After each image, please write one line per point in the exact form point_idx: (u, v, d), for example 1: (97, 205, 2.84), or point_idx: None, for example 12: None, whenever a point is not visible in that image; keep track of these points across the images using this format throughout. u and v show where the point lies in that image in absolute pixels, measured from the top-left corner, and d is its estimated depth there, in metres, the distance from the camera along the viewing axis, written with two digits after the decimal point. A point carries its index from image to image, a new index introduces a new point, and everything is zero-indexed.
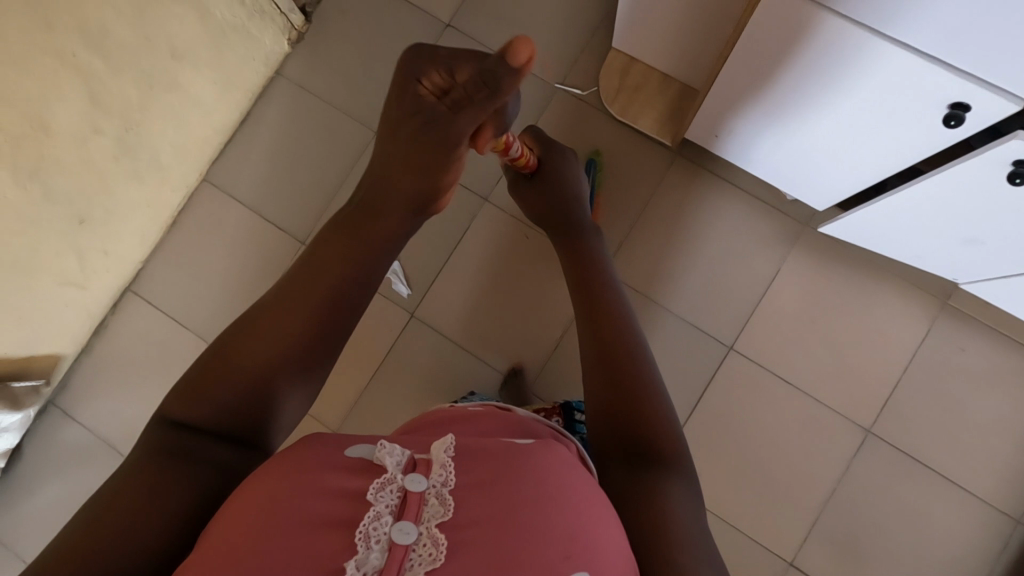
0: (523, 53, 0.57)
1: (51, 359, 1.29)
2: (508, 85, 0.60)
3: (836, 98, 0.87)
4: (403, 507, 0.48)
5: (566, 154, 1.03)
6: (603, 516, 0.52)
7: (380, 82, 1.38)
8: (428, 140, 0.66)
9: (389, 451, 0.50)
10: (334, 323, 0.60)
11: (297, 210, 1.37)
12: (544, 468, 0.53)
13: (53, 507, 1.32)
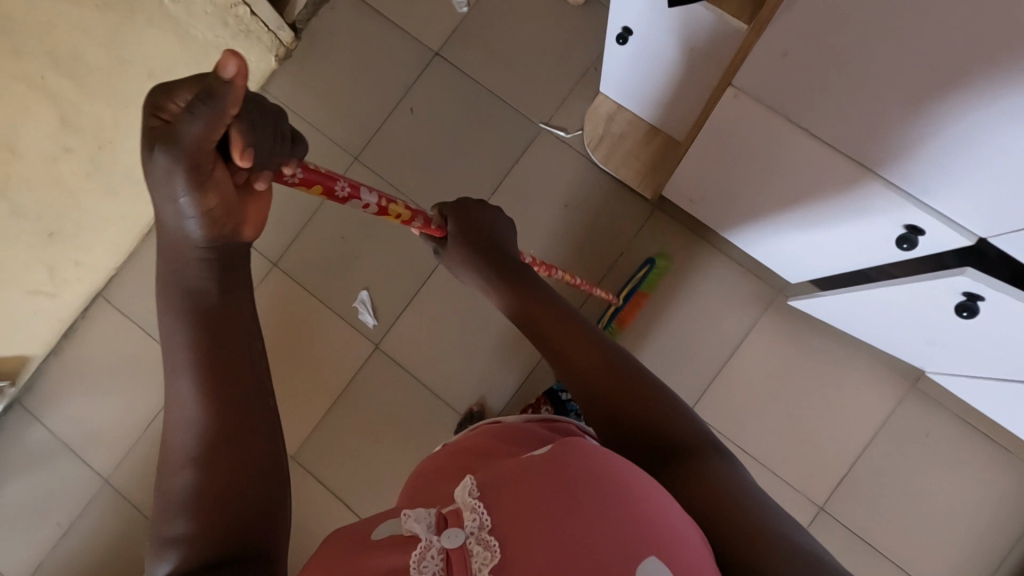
0: (234, 63, 0.39)
1: (18, 360, 1.31)
2: (227, 108, 0.41)
3: (811, 211, 0.89)
4: (455, 556, 0.46)
5: (474, 210, 0.85)
6: (647, 494, 0.48)
7: (364, 108, 1.37)
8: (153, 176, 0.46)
9: (417, 517, 0.48)
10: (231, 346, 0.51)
11: (272, 231, 1.37)
12: (578, 471, 0.48)
13: (13, 505, 1.34)
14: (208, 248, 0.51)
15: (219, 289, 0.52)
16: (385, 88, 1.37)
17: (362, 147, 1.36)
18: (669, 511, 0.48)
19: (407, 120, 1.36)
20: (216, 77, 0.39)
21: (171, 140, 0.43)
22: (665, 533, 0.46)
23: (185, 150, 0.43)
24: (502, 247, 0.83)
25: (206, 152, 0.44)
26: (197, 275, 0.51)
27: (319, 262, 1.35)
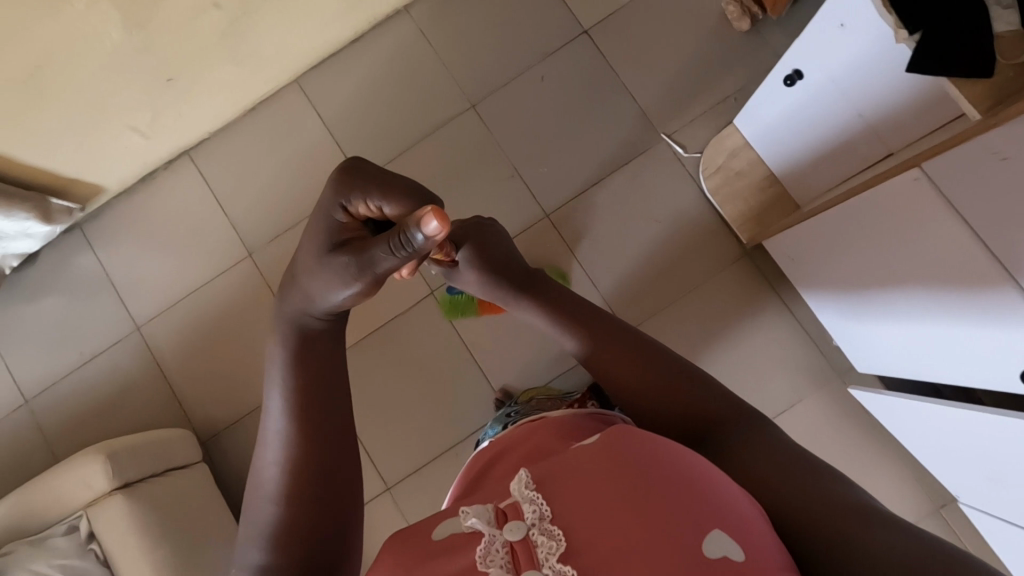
0: (438, 228, 0.58)
1: (94, 189, 1.32)
2: (421, 247, 0.61)
3: (921, 315, 0.88)
4: (526, 541, 0.50)
5: (486, 227, 0.93)
6: (694, 473, 0.53)
7: (497, 60, 1.36)
8: (340, 284, 0.66)
9: (473, 515, 0.52)
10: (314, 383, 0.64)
11: (370, 149, 1.36)
12: (627, 462, 0.53)
13: (45, 322, 1.37)
14: (334, 310, 0.68)
15: (313, 350, 0.67)
16: (524, 48, 1.35)
17: (482, 97, 1.35)
18: (720, 486, 0.52)
19: (535, 86, 1.34)
20: (416, 227, 0.59)
21: (365, 260, 0.64)
22: (727, 508, 0.50)
23: (373, 267, 0.64)
24: (515, 259, 0.91)
25: (397, 263, 0.64)
26: (302, 339, 0.67)
27: None
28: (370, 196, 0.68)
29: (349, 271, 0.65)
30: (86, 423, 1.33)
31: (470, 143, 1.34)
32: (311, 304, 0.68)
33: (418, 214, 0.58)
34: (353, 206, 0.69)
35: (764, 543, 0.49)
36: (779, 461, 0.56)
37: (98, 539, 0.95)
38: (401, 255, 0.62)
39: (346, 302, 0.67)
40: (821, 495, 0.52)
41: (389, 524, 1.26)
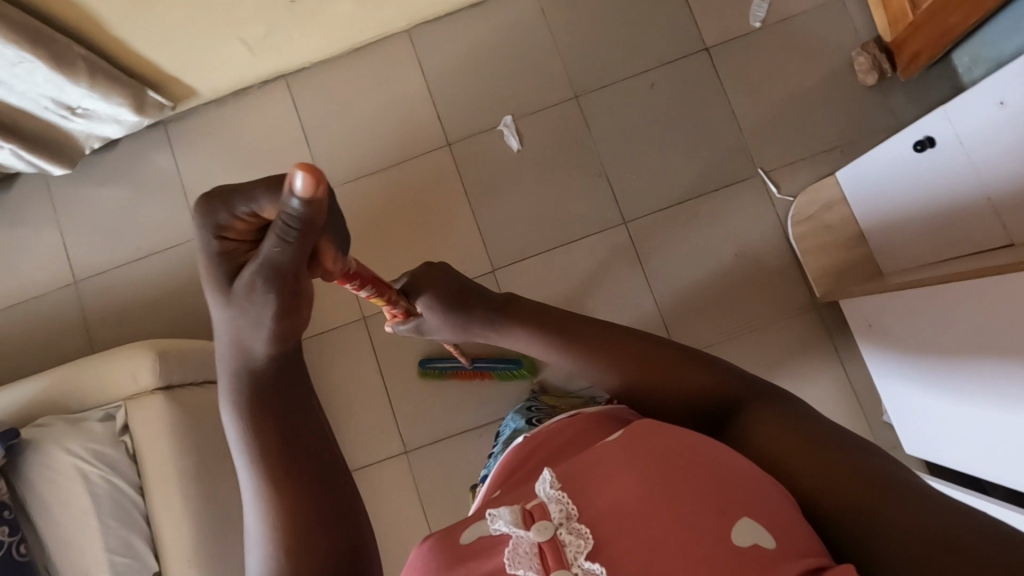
0: (308, 181, 0.46)
1: (188, 91, 1.32)
2: (317, 218, 0.50)
3: (995, 405, 0.86)
4: (554, 540, 0.47)
5: (437, 273, 0.92)
6: (719, 467, 0.50)
7: (612, 57, 1.33)
8: (265, 312, 0.55)
9: (496, 516, 0.49)
10: (280, 419, 0.56)
11: (465, 115, 1.35)
12: (651, 462, 0.50)
13: (112, 209, 1.38)
14: (266, 344, 0.57)
15: (268, 386, 0.57)
16: (641, 51, 1.33)
17: (588, 90, 1.33)
18: (747, 476, 0.50)
19: (643, 91, 1.32)
20: (296, 200, 0.47)
21: (268, 266, 0.53)
22: (757, 499, 0.47)
23: (282, 269, 0.53)
24: (473, 293, 0.87)
25: (299, 254, 0.53)
26: (249, 392, 0.57)
27: (490, 167, 1.33)
28: (228, 205, 0.52)
29: (263, 291, 0.54)
30: (131, 315, 1.35)
31: (566, 132, 1.32)
32: (240, 338, 0.56)
33: (290, 183, 0.47)
34: (217, 227, 0.53)
35: (794, 530, 0.46)
36: (795, 435, 0.53)
37: (131, 433, 0.94)
38: (299, 240, 0.51)
39: (278, 325, 0.56)
40: (840, 464, 0.49)
41: (399, 486, 1.27)
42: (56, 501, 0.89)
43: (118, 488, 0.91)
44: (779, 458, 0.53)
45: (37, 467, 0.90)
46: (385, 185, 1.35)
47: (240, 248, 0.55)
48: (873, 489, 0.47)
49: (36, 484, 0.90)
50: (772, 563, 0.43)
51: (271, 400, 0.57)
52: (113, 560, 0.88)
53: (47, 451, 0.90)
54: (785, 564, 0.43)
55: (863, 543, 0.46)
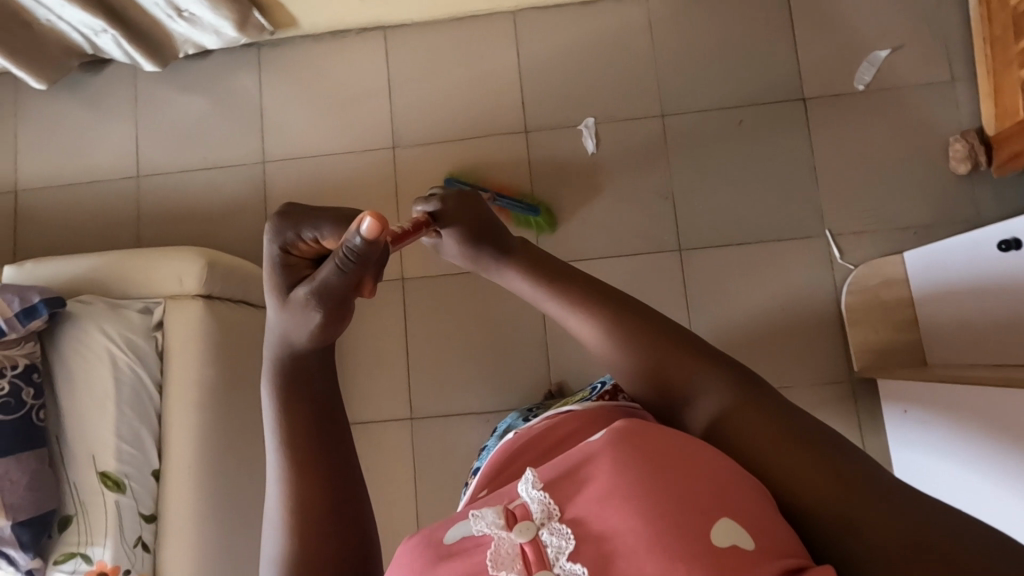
0: (375, 225, 0.55)
1: (290, 21, 1.34)
2: (373, 254, 0.57)
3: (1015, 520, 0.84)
4: (536, 542, 0.45)
5: (464, 199, 0.74)
6: (706, 467, 0.47)
7: (707, 84, 1.33)
8: (307, 325, 0.58)
9: (480, 515, 0.48)
10: (316, 417, 0.59)
11: (549, 107, 1.35)
12: (636, 457, 0.47)
13: (189, 115, 1.41)
14: (306, 350, 0.59)
15: (309, 381, 0.60)
16: (738, 86, 1.32)
17: (676, 111, 1.32)
18: (734, 476, 0.47)
19: (730, 126, 1.31)
20: (360, 235, 0.55)
21: (321, 286, 0.57)
22: (740, 498, 0.45)
23: (331, 292, 0.57)
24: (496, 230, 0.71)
25: (349, 282, 0.58)
26: (291, 385, 0.59)
27: (561, 163, 1.33)
28: (297, 231, 0.61)
29: (308, 308, 0.58)
30: (183, 221, 1.38)
31: (643, 147, 1.32)
32: (280, 341, 0.59)
33: (358, 222, 0.55)
34: (286, 246, 0.62)
35: (778, 532, 0.44)
36: (765, 427, 0.51)
37: (164, 331, 0.95)
38: (352, 275, 0.58)
39: (314, 335, 0.59)
40: (828, 466, 0.47)
41: (397, 450, 1.28)
42: (81, 378, 0.90)
43: (140, 381, 0.92)
44: (749, 447, 0.51)
45: (71, 341, 0.91)
46: (454, 156, 1.36)
47: (303, 266, 0.63)
48: (843, 486, 0.45)
49: (67, 357, 0.91)
50: (754, 562, 0.41)
51: (307, 393, 0.59)
52: (121, 448, 0.89)
53: (85, 328, 0.91)
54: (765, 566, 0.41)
55: (850, 549, 0.43)
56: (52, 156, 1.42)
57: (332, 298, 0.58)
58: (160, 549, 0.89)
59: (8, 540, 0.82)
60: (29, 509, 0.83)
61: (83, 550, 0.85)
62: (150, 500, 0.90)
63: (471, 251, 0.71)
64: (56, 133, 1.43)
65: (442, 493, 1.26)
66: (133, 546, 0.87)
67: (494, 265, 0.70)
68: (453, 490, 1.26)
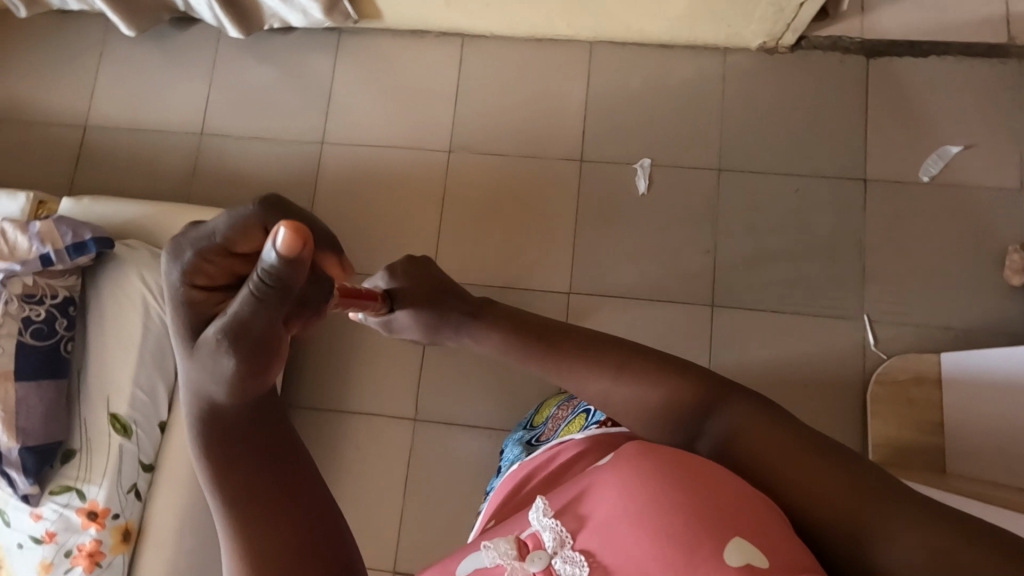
0: (294, 237, 0.39)
1: (376, 13, 1.38)
2: (298, 275, 0.40)
3: None
4: (550, 570, 0.48)
5: (416, 270, 0.84)
6: (713, 487, 0.46)
7: (769, 147, 1.32)
8: (224, 381, 0.41)
9: (491, 546, 0.51)
10: (266, 476, 0.42)
11: (609, 140, 1.36)
12: (644, 480, 0.47)
13: (261, 84, 1.45)
14: (229, 409, 0.42)
15: (247, 434, 0.42)
16: (800, 154, 1.31)
17: (734, 168, 1.32)
18: (745, 494, 0.47)
19: (785, 192, 1.30)
20: (280, 256, 0.39)
21: (235, 325, 0.40)
22: (754, 523, 0.45)
23: (249, 332, 0.40)
24: (447, 291, 0.79)
25: (271, 314, 0.41)
26: (222, 443, 0.41)
27: (610, 197, 1.34)
28: (191, 253, 0.43)
29: (217, 359, 0.40)
30: (235, 184, 1.41)
31: (694, 196, 1.32)
32: (197, 397, 0.42)
33: (273, 236, 0.39)
34: (184, 272, 0.43)
35: (791, 543, 0.44)
36: (780, 445, 0.50)
37: None
38: (278, 308, 0.41)
39: (235, 392, 0.41)
40: (836, 477, 0.47)
41: (394, 447, 1.28)
42: (112, 319, 0.92)
43: (166, 332, 0.93)
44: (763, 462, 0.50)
45: (110, 282, 0.93)
46: (507, 171, 1.37)
47: (213, 300, 0.44)
48: (860, 498, 0.46)
49: (103, 296, 0.93)
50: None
51: (249, 449, 0.42)
52: (135, 393, 0.90)
53: (126, 272, 0.94)
54: None
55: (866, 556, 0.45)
56: (126, 99, 1.48)
57: (252, 344, 0.40)
58: (150, 499, 0.91)
59: (13, 462, 0.83)
60: (38, 436, 0.85)
61: (78, 486, 0.86)
62: (152, 450, 0.91)
63: (435, 313, 0.77)
64: (134, 79, 1.48)
65: (430, 499, 1.25)
66: (126, 492, 0.88)
67: (460, 322, 0.74)
68: (441, 498, 1.25)
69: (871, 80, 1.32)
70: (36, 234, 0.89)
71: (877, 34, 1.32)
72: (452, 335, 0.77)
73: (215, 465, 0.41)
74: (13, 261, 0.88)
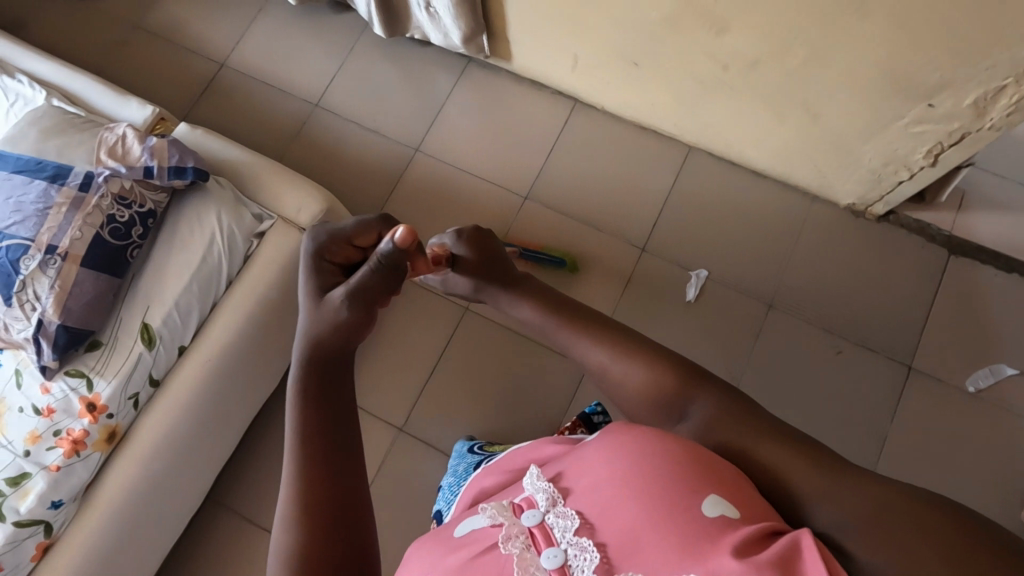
0: (407, 234, 0.69)
1: (507, 56, 1.48)
2: (402, 259, 0.69)
3: None
4: (542, 523, 0.60)
5: (475, 234, 0.95)
6: (684, 451, 0.57)
7: (826, 302, 1.33)
8: (338, 315, 0.61)
9: (488, 508, 0.63)
10: (330, 399, 0.57)
11: (676, 240, 1.39)
12: (627, 453, 0.58)
13: (384, 82, 1.57)
14: (332, 340, 0.60)
15: (332, 365, 0.59)
16: (854, 320, 1.31)
17: (785, 309, 1.33)
18: (716, 463, 0.57)
19: (826, 349, 1.30)
20: (395, 244, 0.68)
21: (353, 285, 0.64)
22: (713, 474, 0.55)
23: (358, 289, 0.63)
24: (499, 260, 0.94)
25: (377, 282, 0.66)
26: (318, 368, 0.59)
27: (658, 292, 1.36)
28: (331, 245, 0.70)
29: (337, 302, 0.62)
30: (328, 160, 1.52)
31: (737, 321, 1.33)
32: (313, 325, 0.61)
33: (397, 233, 0.69)
34: (319, 253, 0.70)
35: (751, 503, 0.54)
36: (749, 431, 0.61)
37: (261, 242, 1.05)
38: (387, 277, 0.67)
39: (341, 326, 0.61)
40: (797, 453, 0.58)
41: (371, 450, 1.30)
42: (178, 243, 1.00)
43: (218, 272, 1.01)
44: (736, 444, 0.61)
45: (192, 210, 1.01)
46: (571, 233, 1.42)
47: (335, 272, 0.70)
48: (809, 465, 0.57)
49: (180, 219, 1.01)
50: (736, 524, 0.51)
51: (331, 379, 0.58)
52: (172, 312, 0.97)
53: (207, 206, 1.02)
54: (747, 528, 0.51)
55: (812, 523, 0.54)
56: (266, 53, 1.62)
57: (362, 295, 0.63)
58: (144, 412, 0.97)
59: (47, 334, 0.89)
60: (79, 319, 0.91)
61: (90, 377, 0.92)
62: (164, 368, 0.97)
63: (484, 274, 0.92)
64: (280, 39, 1.63)
65: (384, 513, 1.25)
66: (127, 398, 0.94)
67: (507, 287, 0.90)
68: (395, 517, 1.25)
69: (947, 275, 1.32)
70: (149, 148, 0.98)
71: (966, 234, 1.32)
72: (494, 296, 0.92)
73: (306, 410, 0.56)
74: (121, 164, 0.97)
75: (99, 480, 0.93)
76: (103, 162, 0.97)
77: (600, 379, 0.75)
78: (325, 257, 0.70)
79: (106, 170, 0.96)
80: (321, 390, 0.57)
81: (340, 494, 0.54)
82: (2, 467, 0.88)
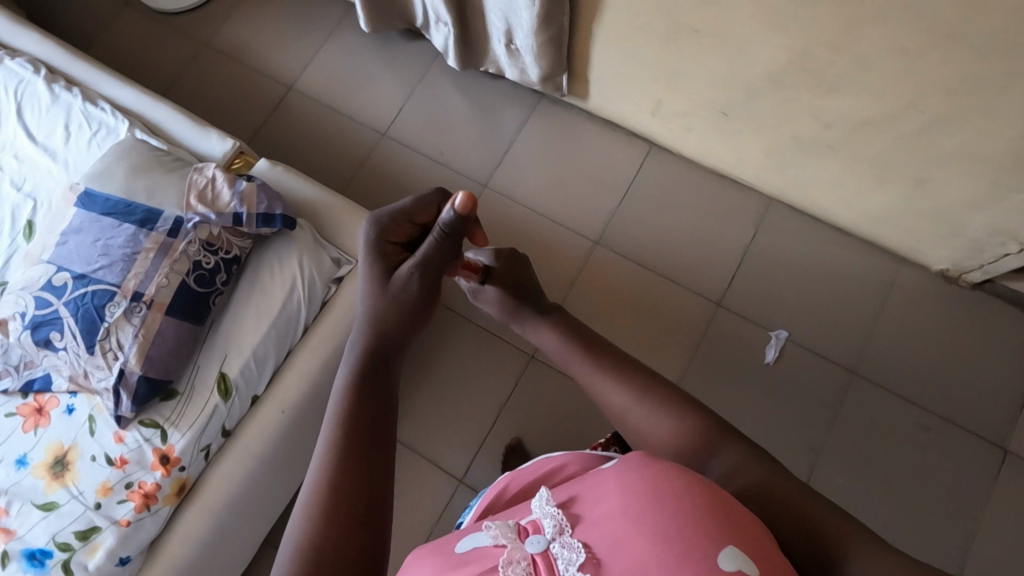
0: (466, 201, 0.64)
1: (584, 95, 1.43)
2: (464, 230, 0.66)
3: None
4: (548, 551, 0.55)
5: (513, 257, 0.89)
6: (702, 495, 0.53)
7: (913, 373, 1.25)
8: (397, 300, 0.65)
9: (491, 527, 0.59)
10: (374, 399, 0.59)
11: (755, 297, 1.33)
12: (640, 484, 0.55)
13: (454, 113, 1.53)
14: (392, 324, 0.64)
15: (378, 365, 0.62)
16: (943, 394, 1.24)
17: (869, 378, 1.26)
18: (732, 509, 0.53)
19: (912, 423, 1.23)
20: (456, 215, 0.65)
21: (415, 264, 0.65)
22: (732, 523, 0.51)
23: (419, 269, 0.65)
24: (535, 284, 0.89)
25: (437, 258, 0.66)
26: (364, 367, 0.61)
27: (735, 351, 1.30)
28: (393, 219, 0.69)
29: (399, 283, 0.65)
30: (394, 191, 1.48)
31: (819, 387, 1.26)
32: (373, 309, 0.65)
33: (456, 200, 0.64)
34: (382, 229, 0.69)
35: (766, 556, 0.50)
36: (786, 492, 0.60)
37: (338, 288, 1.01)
38: (446, 251, 0.66)
39: (401, 309, 0.65)
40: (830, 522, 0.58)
41: (428, 499, 1.26)
42: (260, 289, 0.97)
43: (296, 318, 0.97)
44: (774, 506, 0.60)
45: (275, 254, 0.98)
46: (644, 284, 1.37)
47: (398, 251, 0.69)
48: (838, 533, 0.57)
49: (262, 264, 0.98)
50: None
51: (376, 377, 0.61)
52: (249, 361, 0.93)
53: (290, 251, 0.98)
54: None
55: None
56: (334, 78, 1.60)
57: (423, 275, 0.65)
58: (215, 463, 0.93)
59: (128, 385, 0.86)
60: (158, 370, 0.88)
61: (164, 428, 0.89)
62: (237, 419, 0.94)
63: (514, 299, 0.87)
64: (348, 65, 1.60)
65: None
66: (199, 449, 0.90)
67: (533, 314, 0.85)
68: None
69: None
70: (239, 193, 0.96)
71: None
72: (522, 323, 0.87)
73: (350, 405, 0.58)
74: (211, 209, 0.94)
75: (166, 533, 0.90)
76: (193, 208, 0.94)
77: (621, 419, 0.74)
78: (387, 237, 0.68)
79: (196, 215, 0.93)
80: (365, 388, 0.60)
81: (369, 495, 0.54)
82: (71, 519, 0.84)
